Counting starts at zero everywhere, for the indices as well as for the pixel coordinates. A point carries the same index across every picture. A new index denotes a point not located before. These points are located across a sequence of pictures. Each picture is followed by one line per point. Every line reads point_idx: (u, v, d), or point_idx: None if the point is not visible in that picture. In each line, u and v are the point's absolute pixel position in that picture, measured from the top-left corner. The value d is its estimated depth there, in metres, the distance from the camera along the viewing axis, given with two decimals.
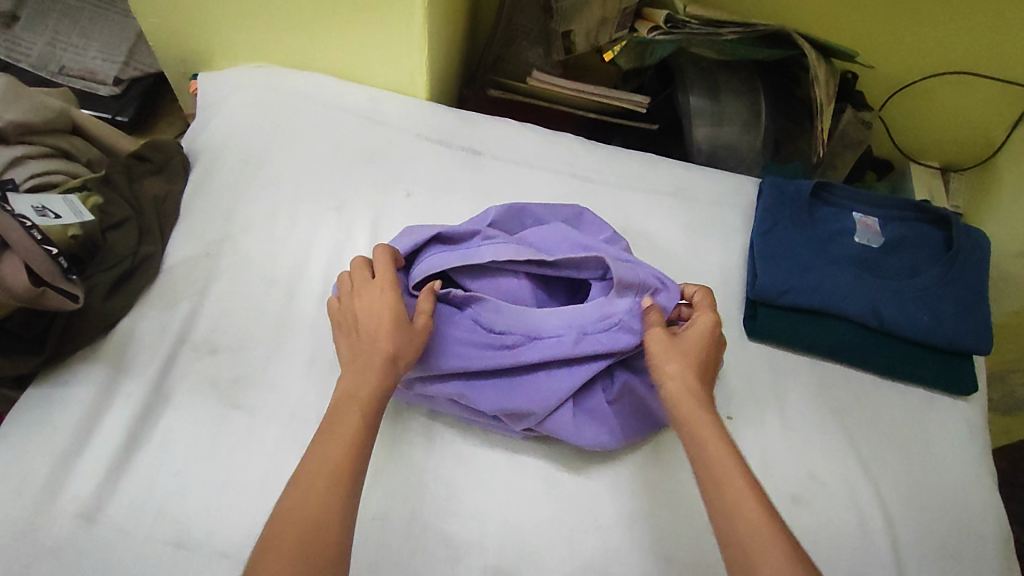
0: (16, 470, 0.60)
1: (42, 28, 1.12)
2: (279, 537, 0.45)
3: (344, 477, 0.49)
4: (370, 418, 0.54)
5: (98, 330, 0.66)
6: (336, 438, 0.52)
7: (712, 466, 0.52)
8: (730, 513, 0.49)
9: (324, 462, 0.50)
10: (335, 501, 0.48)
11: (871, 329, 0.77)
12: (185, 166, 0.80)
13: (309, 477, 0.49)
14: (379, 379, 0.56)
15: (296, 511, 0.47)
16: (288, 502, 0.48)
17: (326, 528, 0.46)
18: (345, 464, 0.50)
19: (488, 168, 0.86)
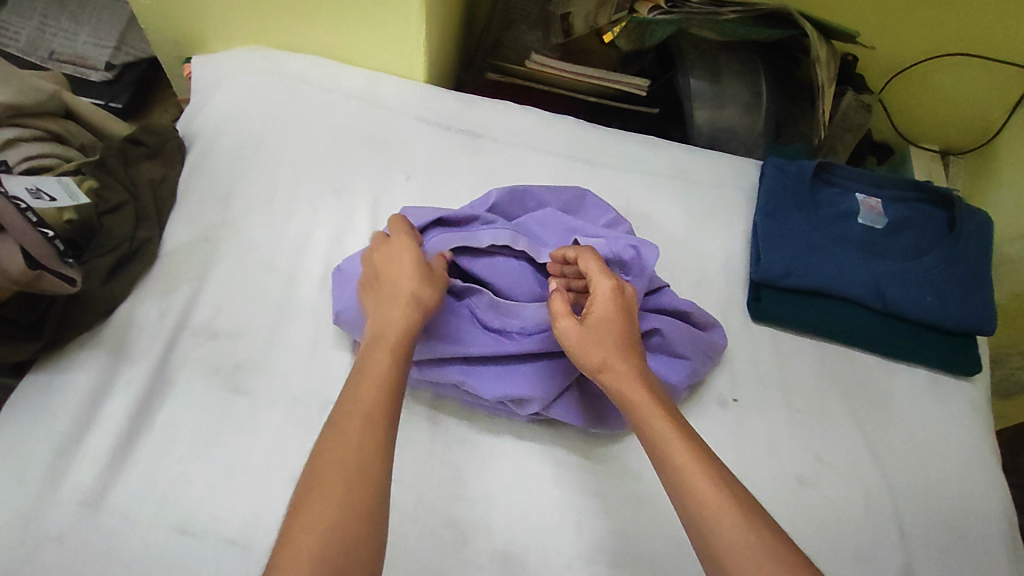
0: (17, 457, 0.59)
1: (30, 12, 1.10)
2: (323, 481, 0.45)
3: (380, 416, 0.49)
4: (398, 356, 0.54)
5: (97, 317, 0.65)
6: (368, 381, 0.51)
7: (661, 447, 0.51)
8: (683, 492, 0.48)
9: (355, 410, 0.49)
10: (376, 440, 0.47)
11: (874, 309, 0.77)
12: (181, 151, 0.78)
13: (345, 418, 0.48)
14: (406, 319, 0.57)
15: (337, 451, 0.46)
16: (327, 443, 0.47)
17: (369, 468, 0.46)
18: (379, 404, 0.50)
19: (488, 150, 0.85)
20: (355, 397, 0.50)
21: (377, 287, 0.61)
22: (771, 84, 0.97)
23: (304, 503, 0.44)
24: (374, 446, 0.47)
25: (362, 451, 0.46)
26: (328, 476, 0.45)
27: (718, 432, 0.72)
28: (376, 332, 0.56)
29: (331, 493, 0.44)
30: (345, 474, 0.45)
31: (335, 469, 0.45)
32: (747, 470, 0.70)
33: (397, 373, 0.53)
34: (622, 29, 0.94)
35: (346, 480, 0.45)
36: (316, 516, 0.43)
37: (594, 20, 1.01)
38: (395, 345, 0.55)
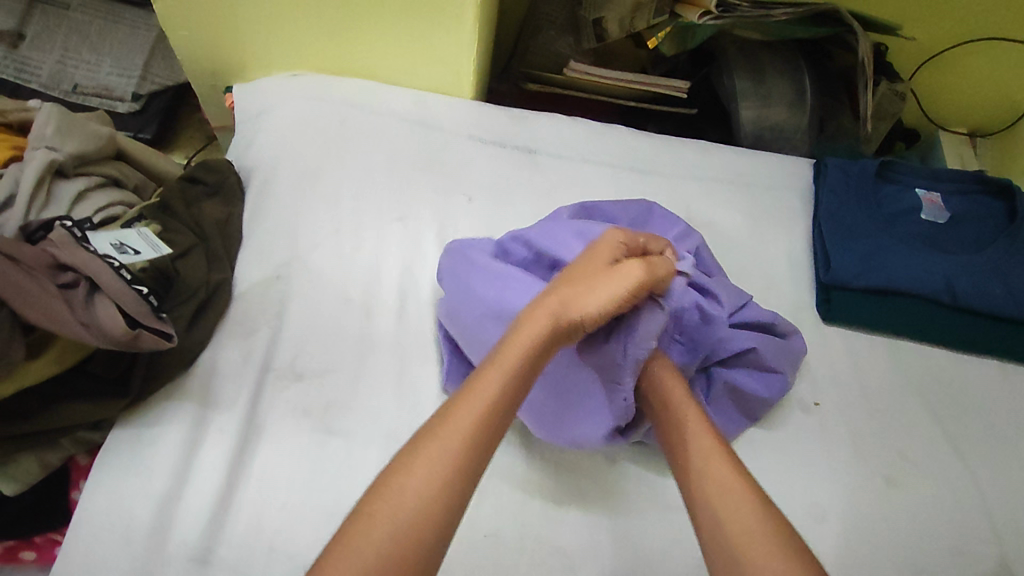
0: (120, 516, 0.58)
1: (49, 44, 1.06)
2: (387, 495, 0.45)
3: (473, 445, 0.48)
4: (512, 379, 0.53)
5: (181, 366, 0.65)
6: (470, 406, 0.50)
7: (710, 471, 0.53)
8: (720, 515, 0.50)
9: (450, 430, 0.48)
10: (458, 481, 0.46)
11: (942, 304, 0.78)
12: (240, 187, 0.77)
13: (436, 439, 0.48)
14: (541, 342, 0.55)
15: (418, 478, 0.45)
16: (410, 463, 0.46)
17: (434, 503, 0.45)
18: (474, 436, 0.49)
19: (545, 166, 0.84)
20: (453, 421, 0.49)
21: (576, 279, 0.60)
22: (814, 80, 0.98)
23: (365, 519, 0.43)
24: (453, 483, 0.46)
25: (442, 487, 0.45)
26: (404, 501, 0.44)
27: (802, 437, 0.72)
28: (517, 333, 0.56)
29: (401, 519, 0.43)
30: (421, 506, 0.44)
31: (409, 499, 0.44)
32: (835, 474, 0.70)
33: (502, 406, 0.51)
34: (665, 35, 0.97)
35: (414, 513, 0.44)
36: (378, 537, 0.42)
37: (630, 25, 0.99)
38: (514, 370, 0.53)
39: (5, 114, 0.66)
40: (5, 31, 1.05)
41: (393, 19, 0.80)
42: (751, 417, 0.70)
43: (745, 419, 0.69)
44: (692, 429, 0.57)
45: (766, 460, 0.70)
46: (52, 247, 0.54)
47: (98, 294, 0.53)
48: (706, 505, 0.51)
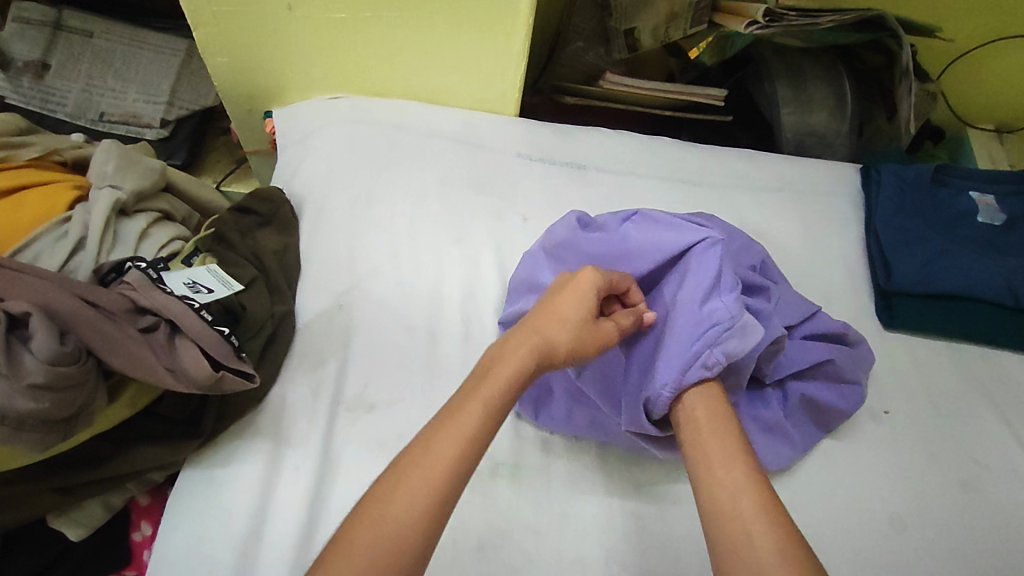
0: (202, 561, 0.57)
1: (75, 73, 1.05)
2: (364, 522, 0.43)
3: (450, 470, 0.46)
4: (491, 407, 0.50)
5: (251, 403, 0.63)
6: (447, 435, 0.48)
7: (715, 480, 0.49)
8: (729, 529, 0.46)
9: (424, 455, 0.47)
10: (435, 510, 0.45)
11: (1005, 307, 0.77)
12: (293, 216, 0.76)
13: (409, 471, 0.46)
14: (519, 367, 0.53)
15: (393, 506, 0.44)
16: (384, 491, 0.45)
17: (407, 529, 0.43)
18: (451, 461, 0.47)
19: (596, 181, 0.83)
20: (428, 450, 0.47)
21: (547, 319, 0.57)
22: (853, 86, 0.98)
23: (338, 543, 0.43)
24: (424, 509, 0.44)
25: (419, 520, 0.44)
26: (378, 529, 0.43)
27: (877, 447, 0.71)
28: (495, 365, 0.54)
29: (375, 550, 0.42)
30: (396, 536, 0.43)
31: (382, 526, 0.43)
32: (914, 484, 0.69)
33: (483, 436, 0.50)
34: (707, 44, 0.96)
35: (386, 542, 0.43)
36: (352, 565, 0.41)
37: (664, 35, 0.99)
38: (494, 401, 0.51)
39: (60, 153, 0.64)
40: (29, 61, 1.03)
41: (441, 41, 0.79)
42: (825, 429, 0.69)
43: (819, 430, 0.68)
44: (708, 436, 0.53)
45: (844, 472, 0.69)
46: (129, 289, 0.52)
47: (180, 336, 0.52)
48: (721, 517, 0.47)
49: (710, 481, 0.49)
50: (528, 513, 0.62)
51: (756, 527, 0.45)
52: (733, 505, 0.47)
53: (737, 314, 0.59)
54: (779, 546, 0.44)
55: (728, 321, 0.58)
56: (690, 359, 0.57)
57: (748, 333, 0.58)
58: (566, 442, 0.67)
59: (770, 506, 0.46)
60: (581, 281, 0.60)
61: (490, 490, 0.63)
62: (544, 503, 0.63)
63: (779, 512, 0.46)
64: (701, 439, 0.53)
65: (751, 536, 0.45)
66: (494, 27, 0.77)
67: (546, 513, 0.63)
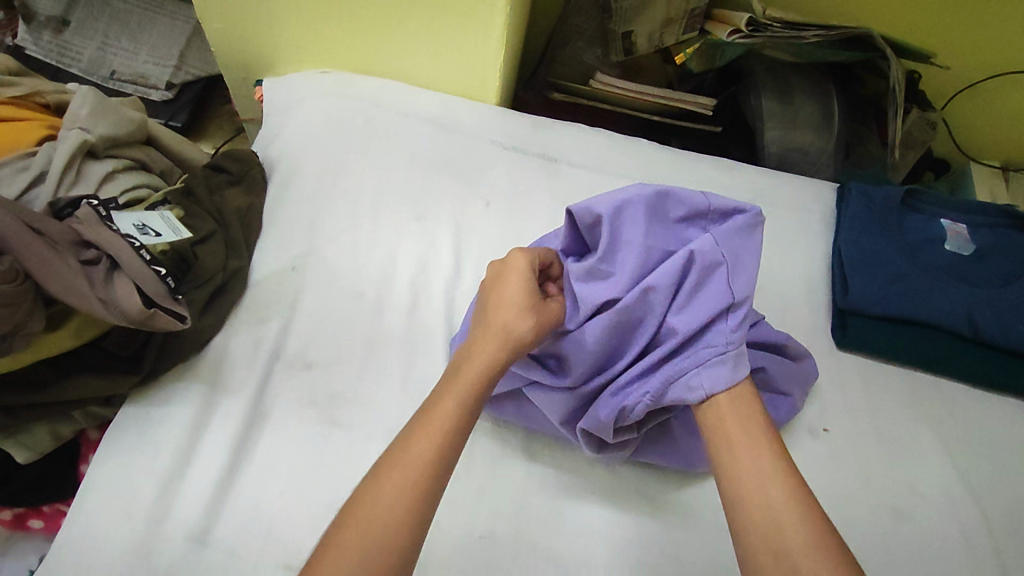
0: (122, 491, 0.59)
1: (92, 31, 1.10)
2: (370, 511, 0.45)
3: (435, 467, 0.48)
4: (466, 406, 0.52)
5: (193, 347, 0.66)
6: (426, 432, 0.49)
7: (741, 473, 0.50)
8: (756, 524, 0.47)
9: (413, 453, 0.48)
10: (426, 492, 0.47)
11: (963, 338, 0.76)
12: (263, 178, 0.79)
13: (393, 467, 0.47)
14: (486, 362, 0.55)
15: (383, 504, 0.45)
16: (380, 481, 0.46)
17: (399, 521, 0.44)
18: (435, 458, 0.48)
19: (565, 174, 0.84)
20: (411, 446, 0.48)
21: (498, 305, 0.59)
22: (842, 102, 0.99)
23: (341, 531, 0.44)
24: (415, 503, 0.46)
25: (415, 513, 0.45)
26: (376, 519, 0.44)
27: (814, 462, 0.69)
28: (466, 361, 0.55)
29: (375, 539, 0.43)
30: (398, 534, 0.44)
31: (377, 515, 0.44)
32: (848, 505, 0.67)
33: (459, 429, 0.51)
34: (693, 52, 0.98)
35: (387, 535, 0.44)
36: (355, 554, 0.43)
37: (658, 40, 0.99)
38: (467, 392, 0.53)
39: (43, 95, 0.69)
40: (51, 16, 1.08)
41: (422, 22, 0.81)
42: None
43: None
44: (750, 438, 0.52)
45: None
46: (77, 223, 0.55)
47: (118, 273, 0.55)
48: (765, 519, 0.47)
49: (735, 474, 0.51)
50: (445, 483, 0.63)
51: (789, 522, 0.46)
52: (759, 496, 0.48)
53: (738, 343, 0.56)
54: (827, 548, 0.45)
55: (727, 352, 0.56)
56: (674, 376, 0.57)
57: (739, 364, 0.56)
58: (495, 423, 0.68)
59: (796, 493, 0.48)
60: (512, 276, 0.61)
61: None
62: (462, 475, 0.64)
63: (811, 508, 0.47)
64: (742, 438, 0.52)
65: (789, 534, 0.46)
66: (476, 14, 0.78)
67: (463, 487, 0.63)
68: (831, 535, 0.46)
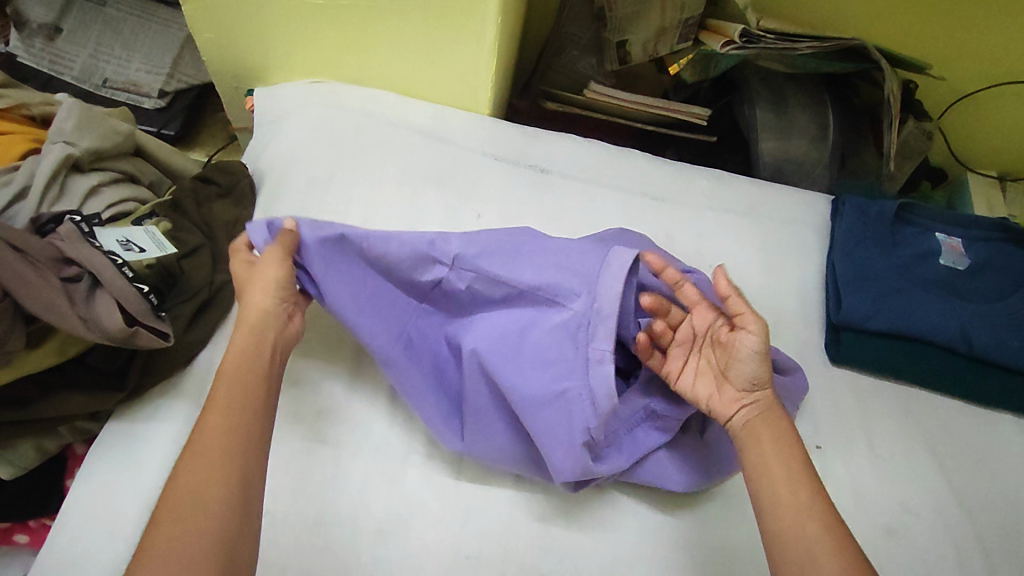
0: (104, 509, 0.58)
1: (84, 39, 1.09)
2: (182, 503, 0.45)
3: (231, 445, 0.48)
4: (250, 386, 0.52)
5: (179, 363, 0.65)
6: (218, 416, 0.49)
7: (772, 482, 0.52)
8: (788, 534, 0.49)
9: (209, 439, 0.48)
10: (232, 470, 0.47)
11: (958, 354, 0.75)
12: (251, 190, 0.78)
13: (192, 456, 0.47)
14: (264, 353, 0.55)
15: (193, 493, 0.45)
16: (184, 473, 0.46)
17: (205, 503, 0.45)
18: (230, 440, 0.48)
19: (556, 187, 0.84)
20: (202, 434, 0.48)
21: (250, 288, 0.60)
22: (837, 113, 0.98)
23: (165, 499, 0.45)
24: (221, 483, 0.46)
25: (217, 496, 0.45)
26: (204, 488, 0.45)
27: None
28: (233, 348, 0.55)
29: (190, 529, 0.44)
30: (212, 515, 0.45)
31: (193, 482, 0.45)
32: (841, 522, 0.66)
33: (246, 406, 0.51)
34: (687, 62, 0.98)
35: (195, 502, 0.45)
36: (182, 522, 0.44)
37: (653, 49, 0.99)
38: (246, 375, 0.53)
39: (28, 108, 0.69)
40: (43, 24, 1.08)
41: (412, 33, 0.81)
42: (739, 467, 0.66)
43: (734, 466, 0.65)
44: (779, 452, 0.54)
45: None
46: (58, 240, 0.55)
47: (99, 291, 0.54)
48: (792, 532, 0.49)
49: (764, 481, 0.52)
50: (431, 502, 0.62)
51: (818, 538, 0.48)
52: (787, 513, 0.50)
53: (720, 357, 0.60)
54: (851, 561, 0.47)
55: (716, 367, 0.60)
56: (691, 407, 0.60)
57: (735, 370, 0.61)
58: None
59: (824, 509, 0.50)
60: (267, 272, 0.61)
61: (399, 476, 0.63)
62: (451, 494, 0.63)
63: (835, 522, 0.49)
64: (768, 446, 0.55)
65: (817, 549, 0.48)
66: (467, 25, 0.78)
67: (451, 505, 0.62)
68: (852, 552, 0.48)
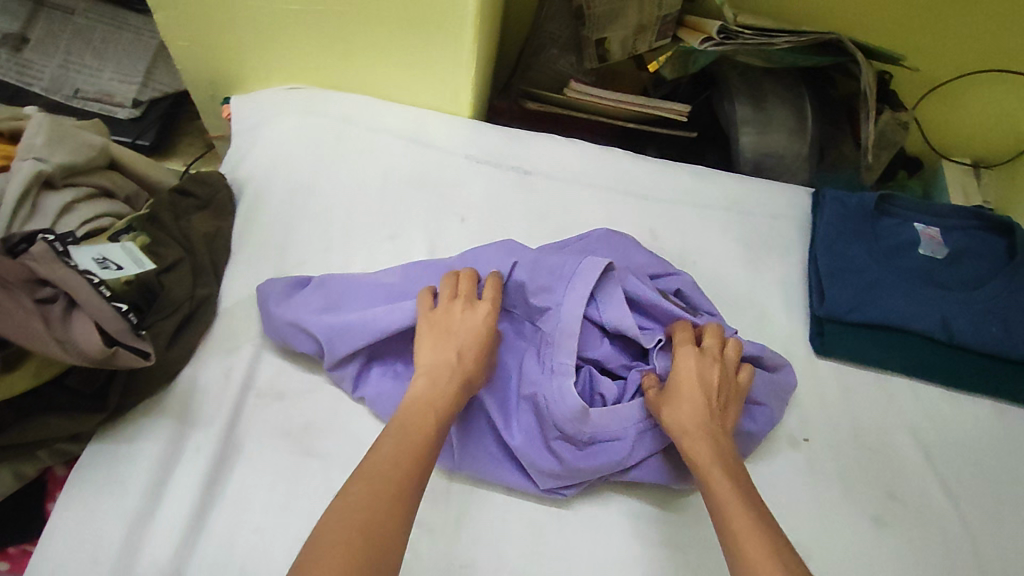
0: (90, 533, 0.57)
1: (52, 48, 1.06)
2: (348, 524, 0.44)
3: (409, 481, 0.48)
4: (438, 432, 0.53)
5: (161, 381, 0.64)
6: (396, 450, 0.50)
7: (710, 483, 0.54)
8: (727, 536, 0.49)
9: (381, 470, 0.48)
10: (403, 500, 0.47)
11: (939, 342, 0.77)
12: (231, 201, 0.77)
13: (367, 484, 0.47)
14: (452, 400, 0.56)
15: (358, 514, 0.45)
16: (348, 497, 0.46)
17: (382, 529, 0.44)
18: (405, 473, 0.49)
19: (540, 188, 0.84)
20: (380, 464, 0.49)
21: (446, 329, 0.60)
22: (814, 106, 0.99)
23: (329, 521, 0.44)
24: (394, 510, 0.46)
25: (386, 519, 0.45)
26: (377, 514, 0.45)
27: (795, 475, 0.68)
28: (417, 390, 0.56)
29: (353, 552, 0.42)
30: (383, 542, 0.44)
31: (363, 506, 0.45)
32: (830, 513, 0.66)
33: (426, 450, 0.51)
34: (667, 58, 0.99)
35: (369, 532, 0.44)
36: (342, 542, 0.43)
37: (632, 47, 0.99)
38: (432, 417, 0.54)
39: None
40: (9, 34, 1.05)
41: (390, 37, 0.80)
42: None
43: None
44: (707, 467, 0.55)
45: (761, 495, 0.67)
46: (30, 260, 0.53)
47: (76, 311, 0.53)
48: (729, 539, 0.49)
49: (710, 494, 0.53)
50: (422, 511, 0.62)
51: (749, 540, 0.48)
52: (730, 519, 0.50)
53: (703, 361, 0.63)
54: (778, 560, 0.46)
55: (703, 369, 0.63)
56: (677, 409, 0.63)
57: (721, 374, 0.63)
58: None
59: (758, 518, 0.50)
60: (472, 322, 0.60)
61: None
62: (441, 502, 0.62)
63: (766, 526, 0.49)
64: (704, 458, 0.56)
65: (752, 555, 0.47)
66: (445, 27, 0.77)
67: (443, 513, 0.62)
68: (785, 550, 0.47)
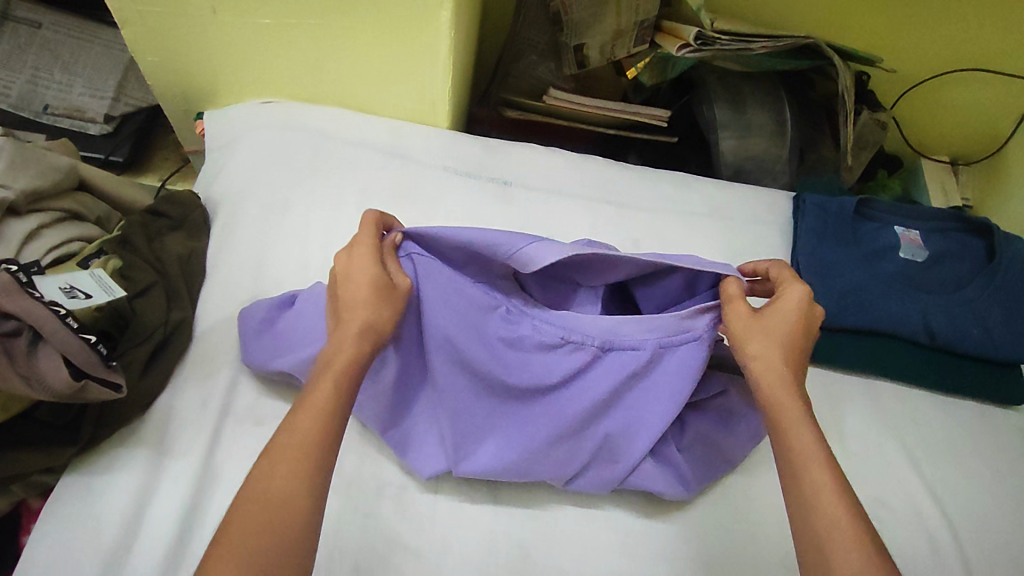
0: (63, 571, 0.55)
1: (19, 63, 1.03)
2: (252, 501, 0.44)
3: (319, 442, 0.47)
4: (346, 386, 0.51)
5: (136, 410, 0.63)
6: (307, 411, 0.48)
7: (790, 437, 0.51)
8: (804, 497, 0.47)
9: (292, 439, 0.47)
10: (311, 463, 0.46)
11: (921, 345, 0.77)
12: (205, 221, 0.76)
13: (274, 455, 0.46)
14: (357, 348, 0.53)
15: (266, 489, 0.44)
16: (257, 473, 0.45)
17: (291, 499, 0.44)
18: (314, 434, 0.47)
19: (521, 199, 0.83)
20: (291, 429, 0.47)
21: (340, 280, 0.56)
22: (793, 109, 0.99)
23: (240, 500, 0.44)
24: (305, 475, 0.45)
25: (295, 484, 0.45)
26: (281, 486, 0.44)
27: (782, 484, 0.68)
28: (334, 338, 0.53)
29: (260, 527, 0.42)
30: (291, 509, 0.44)
31: (270, 479, 0.45)
32: None
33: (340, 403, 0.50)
34: (645, 64, 0.99)
35: (274, 504, 0.44)
36: (253, 524, 0.42)
37: (610, 53, 0.98)
38: (341, 370, 0.51)
39: None
40: None
41: (364, 49, 0.78)
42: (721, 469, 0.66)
43: (715, 470, 0.66)
44: (796, 419, 0.51)
45: (748, 506, 0.67)
46: None
47: (43, 345, 0.52)
48: (807, 504, 0.47)
49: (787, 451, 0.50)
50: (407, 535, 0.60)
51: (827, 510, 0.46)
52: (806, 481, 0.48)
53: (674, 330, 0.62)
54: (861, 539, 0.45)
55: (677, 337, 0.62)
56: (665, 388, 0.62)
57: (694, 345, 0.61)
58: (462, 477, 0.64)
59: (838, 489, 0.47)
60: (360, 266, 0.57)
61: (373, 509, 0.61)
62: (426, 524, 0.61)
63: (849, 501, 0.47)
64: (791, 406, 0.52)
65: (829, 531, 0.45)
66: (419, 38, 0.76)
67: (428, 536, 0.61)
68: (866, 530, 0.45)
